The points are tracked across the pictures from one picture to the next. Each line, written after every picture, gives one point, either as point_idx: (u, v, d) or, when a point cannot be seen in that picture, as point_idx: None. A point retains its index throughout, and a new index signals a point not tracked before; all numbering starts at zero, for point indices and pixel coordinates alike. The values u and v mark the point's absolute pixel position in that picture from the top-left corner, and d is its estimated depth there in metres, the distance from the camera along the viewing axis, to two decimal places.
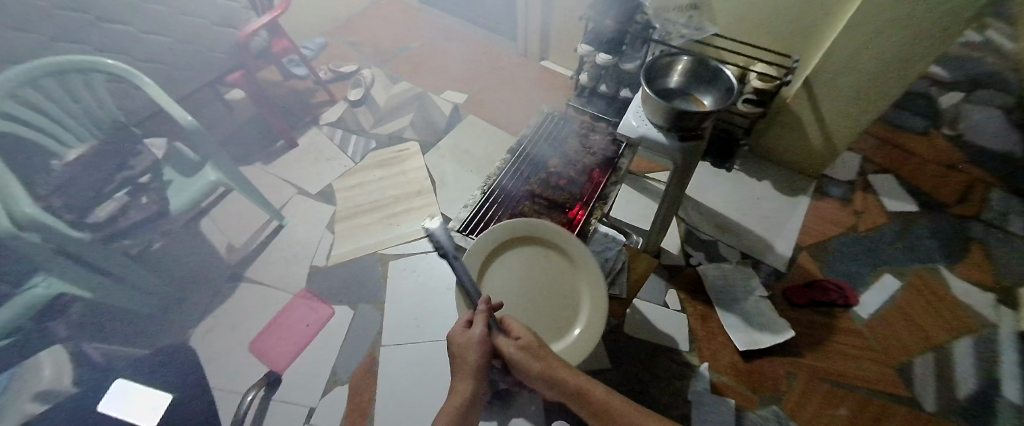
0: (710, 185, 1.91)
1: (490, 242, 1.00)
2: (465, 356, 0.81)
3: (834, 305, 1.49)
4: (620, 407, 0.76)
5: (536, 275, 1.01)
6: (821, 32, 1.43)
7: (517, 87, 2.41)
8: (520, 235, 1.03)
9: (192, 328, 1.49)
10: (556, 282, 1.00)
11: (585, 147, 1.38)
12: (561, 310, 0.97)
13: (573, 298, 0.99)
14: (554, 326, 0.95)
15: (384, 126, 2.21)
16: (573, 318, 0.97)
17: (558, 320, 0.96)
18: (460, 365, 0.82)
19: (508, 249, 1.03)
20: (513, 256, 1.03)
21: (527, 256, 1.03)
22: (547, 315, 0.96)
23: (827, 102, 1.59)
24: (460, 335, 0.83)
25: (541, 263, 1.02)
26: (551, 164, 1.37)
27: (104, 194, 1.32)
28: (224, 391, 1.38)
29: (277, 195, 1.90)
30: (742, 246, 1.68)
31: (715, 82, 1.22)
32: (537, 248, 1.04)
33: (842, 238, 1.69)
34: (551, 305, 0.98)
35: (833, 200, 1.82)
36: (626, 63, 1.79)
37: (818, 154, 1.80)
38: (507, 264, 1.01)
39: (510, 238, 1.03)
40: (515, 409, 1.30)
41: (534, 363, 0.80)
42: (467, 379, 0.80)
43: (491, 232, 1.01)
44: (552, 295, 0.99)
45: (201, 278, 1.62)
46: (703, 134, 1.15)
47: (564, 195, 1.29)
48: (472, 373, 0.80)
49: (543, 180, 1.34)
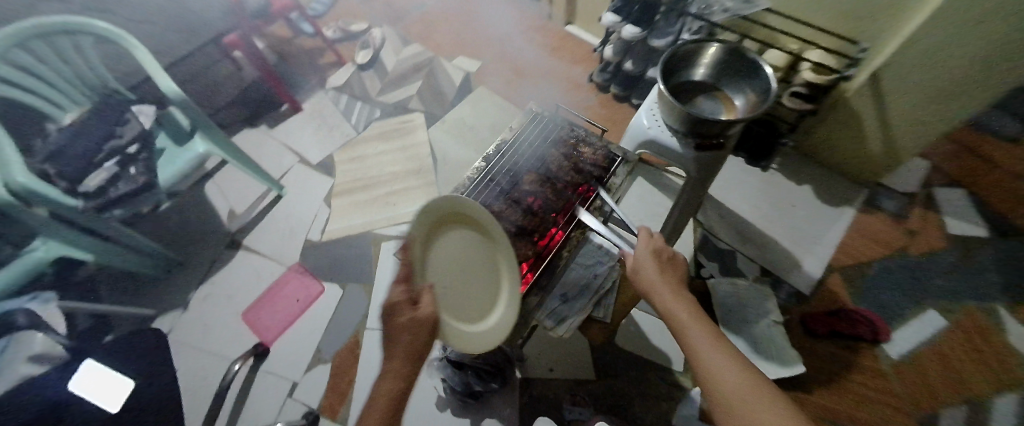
0: (739, 185, 1.69)
1: (433, 214, 0.71)
2: (413, 335, 0.60)
3: (859, 339, 1.33)
4: (728, 368, 0.60)
5: (469, 255, 0.78)
6: (901, 15, 1.16)
7: (536, 56, 2.19)
8: (457, 212, 0.76)
9: (193, 293, 1.54)
10: (483, 264, 0.79)
11: (573, 160, 1.08)
12: (481, 294, 0.78)
13: (496, 282, 0.80)
14: (473, 311, 0.77)
15: (389, 95, 2.08)
16: (495, 302, 0.79)
17: (479, 304, 0.78)
18: (406, 347, 0.59)
19: (443, 226, 0.75)
20: (448, 236, 0.76)
21: (459, 236, 0.77)
22: (469, 299, 0.77)
23: (895, 102, 1.32)
24: (404, 312, 0.62)
25: (472, 244, 0.78)
26: (527, 177, 1.06)
27: (93, 163, 1.23)
28: (216, 356, 1.42)
29: (277, 162, 1.87)
30: (763, 260, 1.51)
31: (752, 79, 1.06)
32: (471, 226, 0.78)
33: (885, 261, 1.47)
34: (470, 288, 0.77)
35: (882, 214, 1.58)
36: (655, 39, 1.56)
37: (874, 160, 1.54)
38: (444, 242, 0.75)
39: (449, 212, 0.74)
40: (489, 410, 1.27)
41: (668, 286, 0.74)
42: (414, 362, 0.59)
43: (431, 206, 0.69)
44: (478, 275, 0.79)
45: (204, 244, 1.65)
46: (727, 143, 0.98)
47: (535, 221, 0.98)
48: (421, 356, 0.60)
49: (515, 200, 1.02)
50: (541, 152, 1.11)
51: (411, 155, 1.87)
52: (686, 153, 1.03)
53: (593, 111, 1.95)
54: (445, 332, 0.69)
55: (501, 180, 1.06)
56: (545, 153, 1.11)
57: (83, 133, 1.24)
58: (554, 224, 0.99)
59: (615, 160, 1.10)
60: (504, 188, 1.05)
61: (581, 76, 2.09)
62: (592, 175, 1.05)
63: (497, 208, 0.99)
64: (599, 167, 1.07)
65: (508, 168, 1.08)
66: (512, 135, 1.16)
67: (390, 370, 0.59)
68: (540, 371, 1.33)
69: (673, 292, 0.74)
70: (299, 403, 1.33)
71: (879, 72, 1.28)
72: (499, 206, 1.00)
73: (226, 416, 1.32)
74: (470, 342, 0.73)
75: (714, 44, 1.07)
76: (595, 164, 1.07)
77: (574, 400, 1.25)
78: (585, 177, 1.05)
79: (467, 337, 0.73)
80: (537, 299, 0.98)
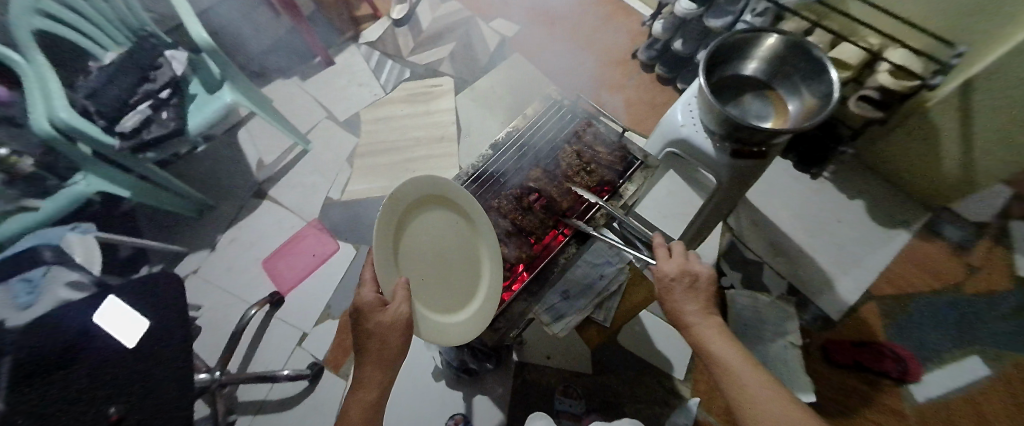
0: (781, 191, 1.54)
1: (404, 200, 0.65)
2: (386, 339, 0.61)
3: (884, 375, 1.22)
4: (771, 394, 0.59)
5: (445, 242, 0.74)
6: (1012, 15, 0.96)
7: (580, 24, 2.02)
8: (428, 195, 0.71)
9: (220, 235, 1.63)
10: (460, 250, 0.76)
11: (583, 158, 1.03)
12: (458, 282, 0.75)
13: (474, 269, 0.77)
14: (449, 301, 0.74)
15: (421, 56, 2.01)
16: (473, 290, 0.77)
17: (457, 293, 0.75)
18: (375, 354, 0.62)
19: (416, 211, 0.70)
20: (421, 223, 0.70)
21: (434, 220, 0.72)
22: (445, 288, 0.73)
23: (988, 117, 1.13)
24: (375, 314, 0.63)
25: (448, 230, 0.74)
26: (533, 173, 1.03)
27: (129, 105, 1.28)
28: (238, 298, 1.52)
29: (306, 116, 1.88)
30: (792, 276, 1.40)
31: (816, 79, 0.94)
32: (445, 209, 0.74)
33: (933, 295, 1.32)
34: (447, 276, 0.74)
35: (943, 243, 1.39)
36: (711, 19, 1.40)
37: (946, 182, 1.34)
38: (418, 229, 0.70)
39: (422, 196, 0.69)
40: (482, 386, 1.30)
41: (696, 305, 0.73)
42: (385, 370, 0.63)
43: (400, 192, 0.63)
44: (456, 264, 0.75)
45: (233, 190, 1.71)
46: (769, 152, 0.88)
47: (536, 222, 0.97)
48: (391, 361, 0.63)
49: (518, 196, 1.01)
50: (552, 148, 1.07)
51: (436, 121, 1.82)
52: (720, 157, 0.93)
53: (632, 93, 1.81)
54: (419, 325, 0.67)
55: (506, 175, 1.04)
56: (555, 149, 1.07)
57: (119, 76, 1.28)
58: (556, 227, 0.98)
59: (634, 164, 1.02)
60: (507, 183, 1.03)
61: (626, 51, 1.92)
62: (603, 179, 1.01)
63: (499, 204, 0.99)
64: (612, 170, 1.01)
65: (515, 161, 1.06)
66: (525, 125, 1.11)
67: (363, 380, 0.63)
68: (537, 357, 1.33)
69: (701, 312, 0.73)
70: (307, 352, 1.41)
71: (975, 79, 1.08)
72: (501, 202, 1.00)
73: (243, 355, 1.43)
74: (447, 332, 0.72)
75: (774, 35, 0.95)
76: (608, 165, 1.01)
77: (566, 392, 1.24)
78: (594, 178, 1.00)
79: (446, 329, 0.71)
80: (525, 303, 0.91)
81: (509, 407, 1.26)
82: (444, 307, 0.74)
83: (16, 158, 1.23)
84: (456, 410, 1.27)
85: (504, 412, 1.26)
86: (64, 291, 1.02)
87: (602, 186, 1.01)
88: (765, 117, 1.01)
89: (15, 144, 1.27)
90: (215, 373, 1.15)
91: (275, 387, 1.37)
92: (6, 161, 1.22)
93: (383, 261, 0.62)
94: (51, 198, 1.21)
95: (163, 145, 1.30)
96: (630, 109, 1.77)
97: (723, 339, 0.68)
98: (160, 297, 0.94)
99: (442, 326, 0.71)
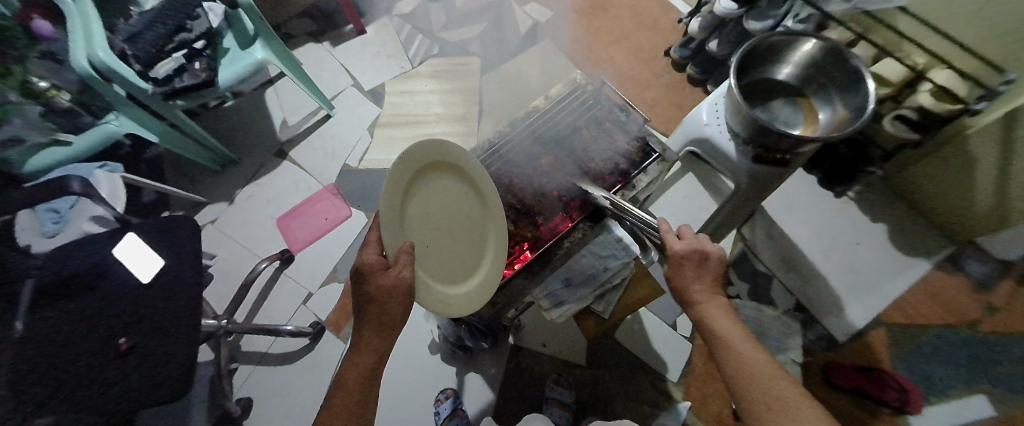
0: (802, 206, 1.50)
1: (415, 162, 0.63)
2: (388, 303, 0.60)
3: (883, 404, 1.19)
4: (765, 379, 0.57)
5: (452, 211, 0.72)
6: None
7: (615, 14, 1.98)
8: (436, 159, 0.68)
9: (239, 190, 1.67)
10: (468, 218, 0.75)
11: (600, 145, 1.03)
12: (463, 254, 0.74)
13: (480, 239, 0.78)
14: (454, 270, 0.73)
15: (452, 33, 2.00)
16: (477, 260, 0.77)
17: (461, 264, 0.74)
18: (374, 315, 0.63)
19: (425, 177, 0.67)
20: (428, 188, 0.68)
21: (441, 187, 0.70)
22: (449, 259, 0.72)
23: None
24: (377, 277, 0.61)
25: (456, 198, 0.73)
26: (549, 156, 1.04)
27: (165, 52, 1.29)
28: (250, 252, 1.57)
29: (334, 82, 1.90)
30: (802, 294, 1.37)
31: (851, 91, 0.91)
32: (455, 177, 0.73)
33: (947, 330, 1.28)
34: (453, 247, 0.73)
35: (963, 278, 1.34)
36: (751, 22, 1.36)
37: (976, 215, 1.29)
38: (425, 194, 0.67)
39: (431, 161, 0.67)
40: (474, 365, 1.32)
41: (703, 285, 0.69)
42: (382, 335, 0.65)
43: (411, 151, 0.60)
44: (462, 232, 0.74)
45: (256, 147, 1.75)
46: (791, 162, 0.86)
47: (544, 203, 0.99)
48: (391, 326, 0.64)
49: (527, 178, 1.01)
50: (567, 133, 1.06)
51: (459, 100, 1.84)
52: (740, 161, 0.91)
53: (660, 90, 1.77)
54: (421, 294, 0.65)
55: (519, 153, 1.04)
56: (571, 132, 1.06)
57: (158, 23, 1.28)
58: (563, 211, 0.99)
59: (650, 155, 1.01)
60: (522, 160, 1.03)
61: (660, 47, 1.88)
62: (616, 168, 1.00)
63: (507, 182, 1.01)
64: (627, 160, 1.01)
65: (530, 140, 1.05)
66: (544, 105, 1.10)
67: (363, 343, 0.65)
68: (532, 343, 1.34)
69: (709, 291, 0.68)
70: (311, 312, 1.45)
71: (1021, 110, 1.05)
72: (510, 180, 1.01)
73: (250, 307, 1.47)
74: (450, 304, 0.69)
75: (812, 40, 0.92)
76: (624, 155, 1.01)
77: (557, 380, 1.24)
78: (605, 169, 1.01)
79: (450, 300, 0.70)
80: (525, 281, 0.91)
81: (499, 387, 1.28)
82: (450, 277, 0.73)
83: (56, 91, 1.29)
84: (448, 384, 1.30)
85: (495, 393, 1.28)
86: (88, 226, 1.15)
87: (615, 175, 1.00)
88: (794, 124, 1.01)
89: (53, 78, 1.29)
90: (222, 321, 1.16)
91: (278, 340, 1.41)
92: (46, 94, 1.27)
93: (388, 223, 0.59)
94: (81, 137, 1.26)
95: (194, 94, 1.31)
96: (655, 106, 1.74)
97: (734, 324, 0.64)
98: (178, 243, 1.00)
99: (445, 296, 0.69)
